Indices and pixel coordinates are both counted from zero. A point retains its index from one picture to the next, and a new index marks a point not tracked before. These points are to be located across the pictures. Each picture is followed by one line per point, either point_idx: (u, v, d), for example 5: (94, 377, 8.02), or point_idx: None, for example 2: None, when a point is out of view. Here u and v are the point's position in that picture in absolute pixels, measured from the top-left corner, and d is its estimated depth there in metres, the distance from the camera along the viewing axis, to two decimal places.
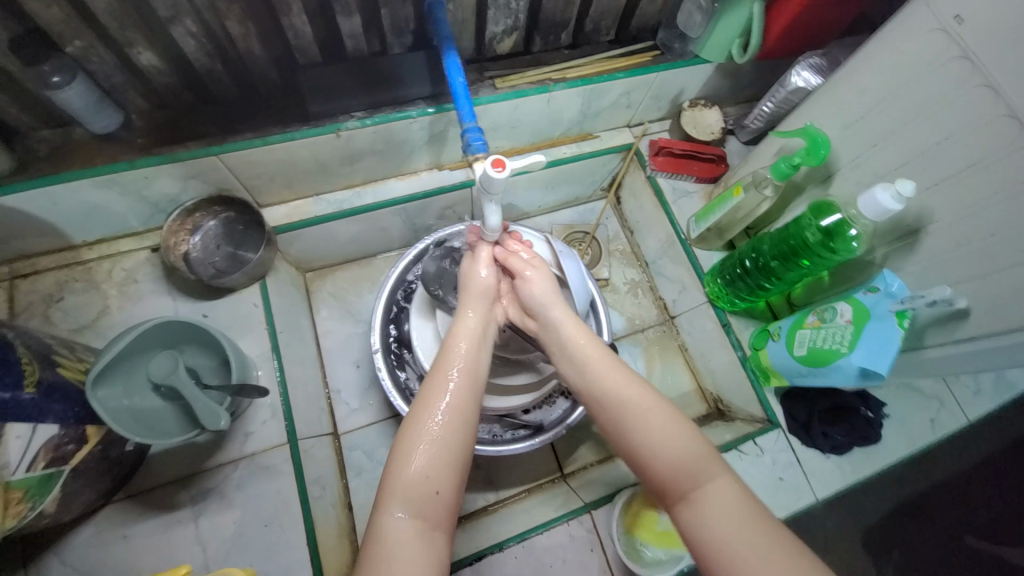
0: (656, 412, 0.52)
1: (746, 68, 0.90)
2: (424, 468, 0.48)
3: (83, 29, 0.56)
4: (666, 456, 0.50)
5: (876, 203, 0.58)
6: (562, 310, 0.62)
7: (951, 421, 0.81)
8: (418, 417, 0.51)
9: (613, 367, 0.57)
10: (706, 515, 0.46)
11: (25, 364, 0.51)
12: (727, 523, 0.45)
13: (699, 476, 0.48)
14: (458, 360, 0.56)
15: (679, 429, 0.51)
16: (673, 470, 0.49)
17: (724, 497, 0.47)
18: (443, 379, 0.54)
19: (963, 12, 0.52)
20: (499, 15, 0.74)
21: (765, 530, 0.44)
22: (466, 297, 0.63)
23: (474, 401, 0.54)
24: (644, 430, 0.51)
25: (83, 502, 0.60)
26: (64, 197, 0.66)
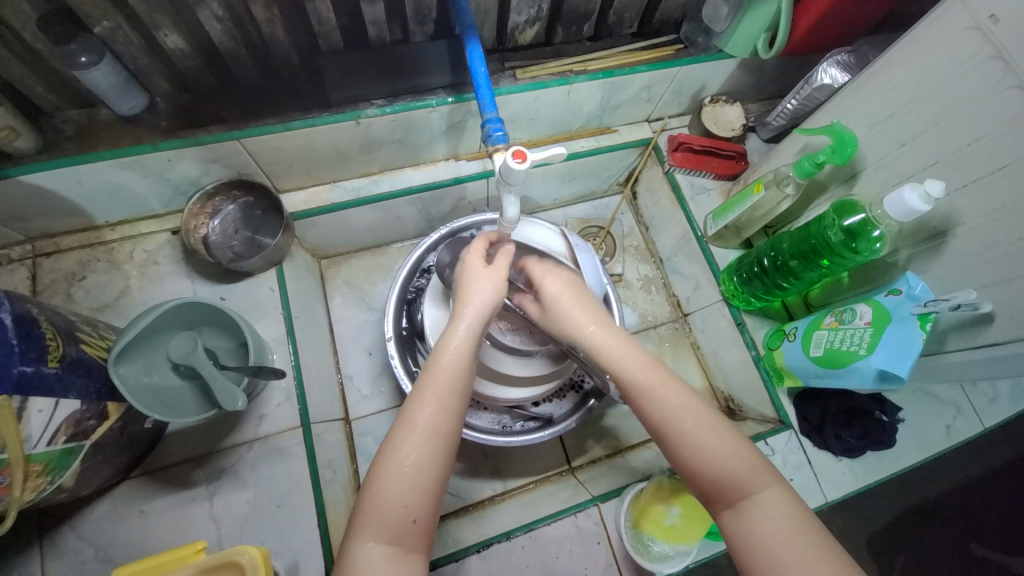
0: (696, 430, 0.51)
1: (770, 64, 0.88)
2: (400, 497, 0.47)
3: (111, 9, 0.57)
4: (711, 467, 0.50)
5: (903, 203, 0.57)
6: (594, 318, 0.60)
7: (968, 428, 0.79)
8: (394, 440, 0.50)
9: (650, 375, 0.54)
10: (753, 525, 0.47)
11: (49, 338, 0.51)
12: (774, 535, 0.46)
13: (744, 487, 0.48)
14: (439, 377, 0.52)
15: (725, 438, 0.51)
16: (716, 481, 0.49)
17: (770, 511, 0.47)
18: (426, 399, 0.51)
19: (998, 11, 0.51)
20: (522, 5, 0.73)
21: (807, 544, 0.45)
22: (462, 302, 0.58)
23: (451, 425, 0.51)
24: (687, 441, 0.51)
25: (102, 476, 0.61)
26: (88, 177, 0.67)
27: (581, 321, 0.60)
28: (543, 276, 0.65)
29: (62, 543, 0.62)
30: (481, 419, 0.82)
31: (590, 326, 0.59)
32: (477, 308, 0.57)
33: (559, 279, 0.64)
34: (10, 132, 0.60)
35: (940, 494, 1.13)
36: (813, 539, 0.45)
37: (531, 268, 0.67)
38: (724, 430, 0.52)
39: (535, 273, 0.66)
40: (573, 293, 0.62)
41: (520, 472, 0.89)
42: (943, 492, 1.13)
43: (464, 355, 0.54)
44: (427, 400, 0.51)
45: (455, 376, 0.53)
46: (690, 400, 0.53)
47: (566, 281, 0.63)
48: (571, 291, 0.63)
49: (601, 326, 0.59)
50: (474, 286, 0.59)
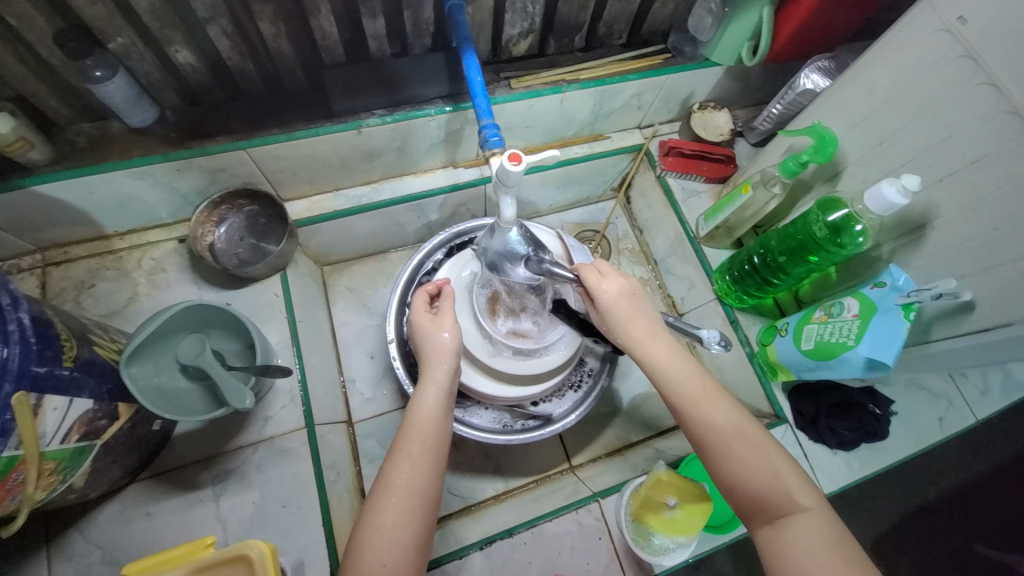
0: (739, 445, 0.54)
1: (755, 71, 0.92)
2: (382, 555, 0.50)
3: (125, 26, 0.60)
4: (753, 485, 0.53)
5: (882, 197, 0.60)
6: (647, 330, 0.60)
7: (960, 420, 0.81)
8: (376, 501, 0.53)
9: (700, 394, 0.57)
10: (793, 538, 0.51)
11: (64, 339, 0.52)
12: (811, 548, 0.49)
13: (785, 504, 0.52)
14: (416, 437, 0.57)
15: (771, 458, 0.54)
16: (759, 498, 0.53)
17: (806, 526, 0.51)
18: (402, 460, 0.55)
19: (966, 13, 0.54)
20: (516, 18, 0.77)
21: (838, 556, 0.48)
22: (432, 361, 0.62)
23: (428, 479, 0.55)
24: (734, 459, 0.54)
25: (111, 477, 0.62)
26: (100, 186, 0.69)
27: (636, 334, 0.60)
28: (599, 281, 0.62)
29: (70, 546, 0.63)
30: (483, 418, 0.83)
31: (643, 340, 0.60)
32: (447, 369, 0.62)
33: (617, 284, 0.62)
34: (25, 144, 0.62)
35: (939, 490, 1.14)
36: (843, 553, 0.49)
37: (584, 271, 0.63)
38: (765, 446, 0.55)
39: (590, 278, 0.62)
40: (630, 303, 0.61)
41: (522, 472, 0.90)
42: (941, 488, 1.14)
43: (437, 414, 0.59)
44: (404, 459, 0.55)
45: (429, 432, 0.57)
46: (737, 416, 0.56)
47: (625, 290, 0.62)
48: (630, 302, 0.61)
49: (655, 340, 0.60)
50: (440, 337, 0.63)
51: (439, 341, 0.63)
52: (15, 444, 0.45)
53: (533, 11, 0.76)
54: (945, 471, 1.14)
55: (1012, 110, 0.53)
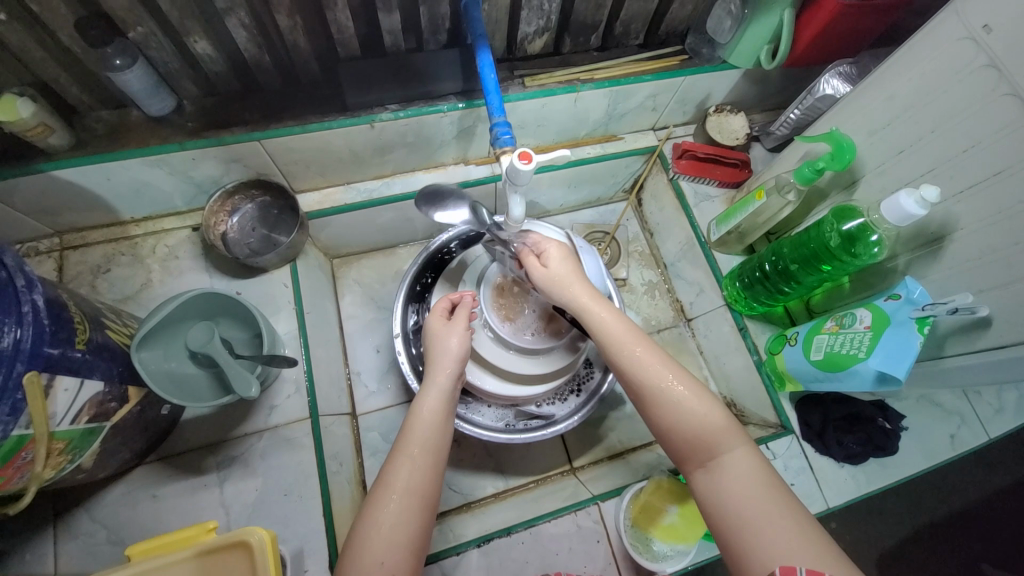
0: (667, 390, 0.55)
1: (773, 75, 0.91)
2: (380, 553, 0.49)
3: (145, 15, 0.60)
4: (686, 427, 0.53)
5: (899, 208, 0.58)
6: (586, 288, 0.63)
7: (972, 438, 0.79)
8: (375, 502, 0.53)
9: (634, 342, 0.58)
10: (725, 481, 0.50)
11: (76, 322, 0.53)
12: (744, 490, 0.48)
13: (716, 447, 0.52)
14: (418, 432, 0.57)
15: (702, 404, 0.54)
16: (692, 442, 0.52)
17: (739, 467, 0.50)
18: (400, 459, 0.55)
19: (992, 21, 0.53)
20: (532, 16, 0.76)
21: (775, 500, 0.47)
22: (436, 362, 0.64)
23: (429, 481, 0.55)
24: (668, 403, 0.54)
25: (119, 459, 0.64)
26: (117, 173, 0.70)
27: (577, 290, 0.63)
28: (547, 243, 0.68)
29: (77, 525, 0.64)
30: (485, 415, 0.83)
31: (584, 296, 0.62)
32: (448, 369, 0.63)
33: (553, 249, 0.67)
34: (46, 129, 0.64)
35: (949, 508, 1.11)
36: (775, 494, 0.48)
37: (532, 238, 0.69)
38: (700, 392, 0.55)
39: (539, 241, 0.69)
40: (571, 266, 0.65)
41: (522, 471, 0.90)
42: (950, 507, 1.11)
43: (437, 414, 0.59)
44: (405, 459, 0.55)
45: (429, 432, 0.57)
46: (677, 370, 0.56)
47: (565, 254, 0.66)
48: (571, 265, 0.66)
49: (594, 295, 0.63)
50: (448, 338, 0.65)
51: (446, 345, 0.64)
52: (26, 422, 0.46)
53: (549, 9, 0.76)
54: (958, 489, 1.12)
55: None
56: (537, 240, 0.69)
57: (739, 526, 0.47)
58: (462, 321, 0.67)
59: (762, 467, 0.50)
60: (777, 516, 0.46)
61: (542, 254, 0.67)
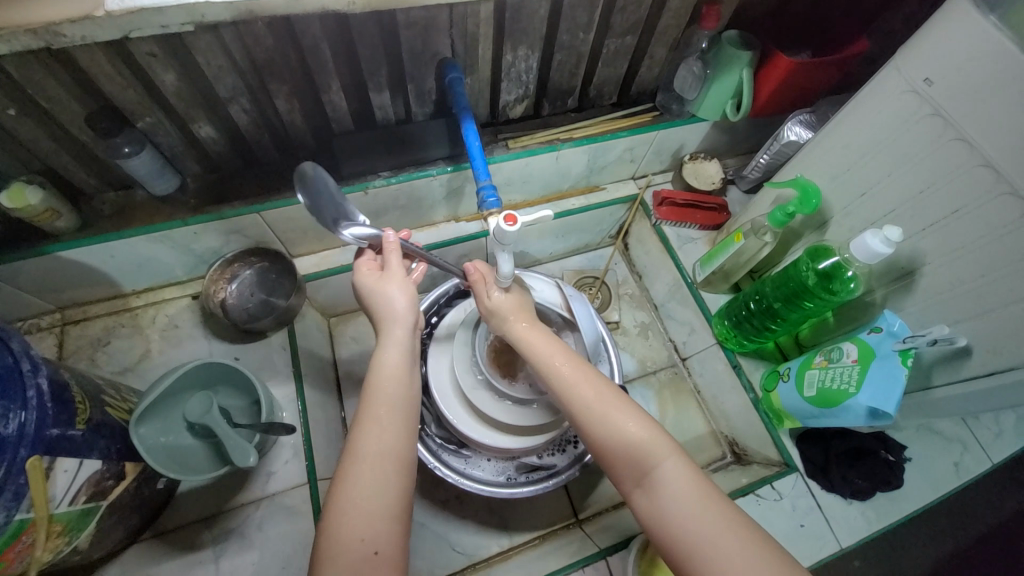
0: (603, 411, 0.56)
1: (740, 124, 0.97)
2: (358, 531, 0.48)
3: (153, 107, 0.65)
4: (622, 445, 0.54)
5: (867, 247, 0.61)
6: (528, 323, 0.66)
7: (975, 464, 0.78)
8: (344, 474, 0.51)
9: (566, 364, 0.60)
10: (662, 496, 0.50)
11: (78, 402, 0.54)
12: (681, 502, 0.50)
13: (649, 460, 0.52)
14: (378, 398, 0.56)
15: (637, 420, 0.55)
16: (627, 460, 0.53)
17: (674, 479, 0.51)
18: (366, 428, 0.54)
19: (931, 75, 0.57)
20: (511, 86, 0.83)
21: (711, 510, 0.49)
22: (387, 317, 0.61)
23: (403, 443, 0.54)
24: (599, 421, 0.55)
25: (114, 539, 0.63)
26: (121, 250, 0.73)
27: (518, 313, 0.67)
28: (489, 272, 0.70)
29: None
30: (485, 470, 0.82)
31: (517, 319, 0.66)
32: (403, 323, 0.61)
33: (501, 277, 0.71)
34: (54, 214, 0.67)
35: (970, 538, 1.08)
36: (712, 504, 0.49)
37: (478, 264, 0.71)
38: (624, 402, 0.57)
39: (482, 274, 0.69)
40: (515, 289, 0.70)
41: (526, 526, 0.89)
42: (971, 538, 1.08)
43: (397, 377, 0.58)
44: (368, 426, 0.54)
45: (392, 395, 0.56)
46: (599, 387, 0.58)
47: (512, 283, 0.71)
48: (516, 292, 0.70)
49: (527, 321, 0.66)
50: (389, 295, 0.61)
51: (394, 307, 0.61)
52: (27, 507, 0.46)
53: (526, 79, 0.82)
54: (976, 519, 1.09)
55: (985, 163, 0.55)
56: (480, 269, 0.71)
57: (684, 542, 0.48)
58: (399, 269, 0.63)
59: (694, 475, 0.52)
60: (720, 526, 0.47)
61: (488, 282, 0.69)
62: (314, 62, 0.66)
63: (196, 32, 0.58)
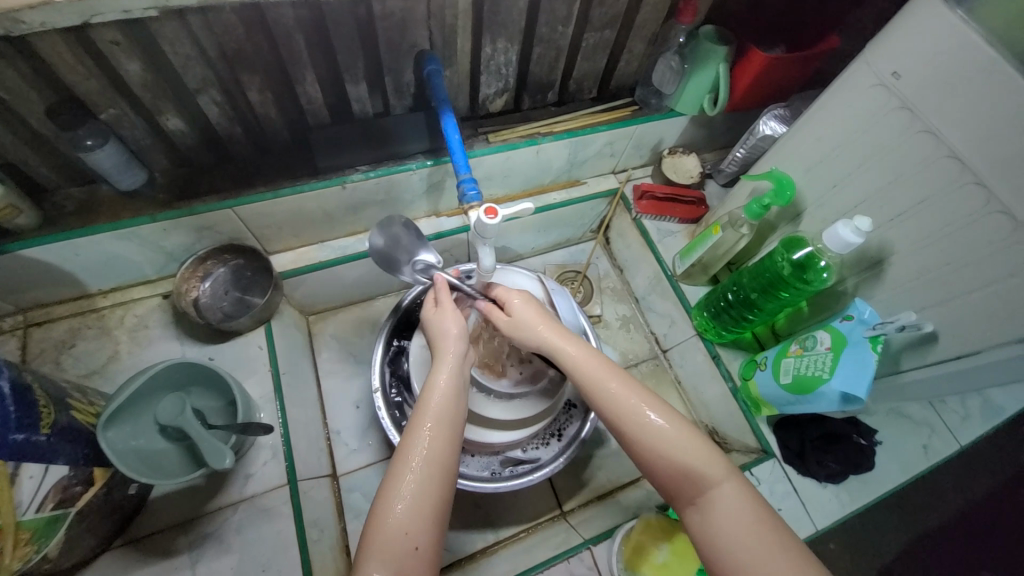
0: (654, 429, 0.54)
1: (718, 119, 0.99)
2: (404, 525, 0.49)
3: (118, 98, 0.63)
4: (676, 463, 0.53)
5: (839, 237, 0.63)
6: (561, 336, 0.63)
7: (944, 447, 0.82)
8: (395, 472, 0.52)
9: (615, 381, 0.58)
10: (715, 517, 0.50)
11: (42, 404, 0.51)
12: (737, 523, 0.49)
13: (701, 479, 0.52)
14: (432, 404, 0.56)
15: (692, 440, 0.54)
16: (678, 479, 0.53)
17: (729, 500, 0.50)
18: (419, 430, 0.54)
19: (899, 69, 0.59)
20: (491, 79, 0.82)
21: (765, 531, 0.48)
22: (441, 344, 0.62)
23: (453, 445, 0.54)
24: (650, 440, 0.54)
25: (83, 548, 0.60)
26: (85, 248, 0.70)
27: (545, 332, 0.64)
28: (509, 294, 0.69)
29: None
30: (469, 466, 0.81)
31: (553, 334, 0.63)
32: (454, 352, 0.61)
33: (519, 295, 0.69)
34: (12, 210, 0.64)
35: (939, 519, 1.13)
36: (766, 528, 0.48)
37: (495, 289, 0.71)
38: (676, 420, 0.55)
39: (500, 293, 0.70)
40: (538, 308, 0.67)
41: (512, 520, 0.89)
42: (941, 518, 1.13)
43: (450, 390, 0.57)
44: (421, 428, 0.54)
45: (446, 402, 0.56)
46: (654, 406, 0.56)
47: (528, 301, 0.68)
48: (534, 307, 0.67)
49: (563, 335, 0.64)
50: (447, 323, 0.63)
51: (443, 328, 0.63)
52: None
53: (506, 72, 0.82)
54: (944, 500, 1.14)
55: (950, 154, 0.57)
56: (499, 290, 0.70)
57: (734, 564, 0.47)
58: (449, 301, 0.66)
59: (747, 494, 0.51)
60: (771, 548, 0.46)
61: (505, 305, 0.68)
62: (288, 53, 0.64)
63: (162, 19, 0.55)
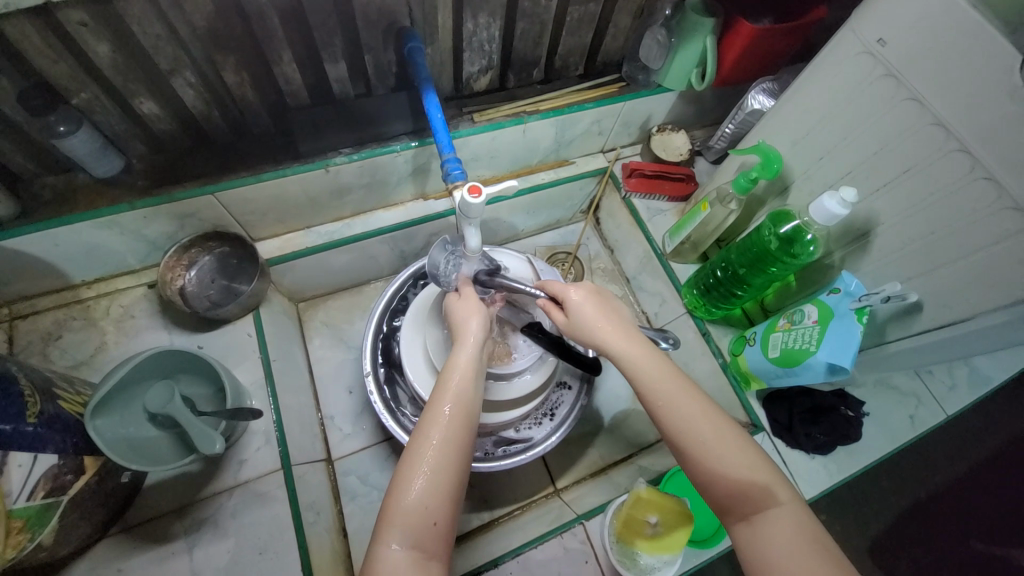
0: (709, 441, 0.52)
1: (706, 94, 0.97)
2: (422, 499, 0.49)
3: (88, 82, 0.61)
4: (732, 477, 0.51)
5: (825, 209, 0.63)
6: (616, 331, 0.60)
7: (930, 416, 0.83)
8: (414, 447, 0.51)
9: (679, 391, 0.55)
10: (768, 533, 0.48)
11: (27, 395, 0.52)
12: (790, 547, 0.47)
13: (758, 498, 0.50)
14: (454, 389, 0.55)
15: (747, 453, 0.52)
16: (734, 494, 0.50)
17: (786, 523, 0.48)
18: (441, 410, 0.53)
19: (885, 36, 0.58)
20: (474, 57, 0.80)
21: (821, 557, 0.46)
22: (461, 331, 0.62)
23: (472, 428, 0.54)
24: (707, 450, 0.52)
25: (79, 536, 0.60)
26: (65, 238, 0.69)
27: (606, 333, 0.60)
28: (565, 290, 0.64)
29: None
30: None
31: (615, 338, 0.59)
32: (474, 337, 0.61)
33: (583, 290, 0.64)
34: None
35: (928, 488, 1.15)
36: (820, 550, 0.46)
37: (549, 285, 0.65)
38: (740, 437, 0.53)
39: (556, 289, 0.65)
40: (598, 306, 0.62)
41: (507, 499, 0.90)
42: (930, 488, 1.15)
43: (469, 373, 0.57)
44: (442, 410, 0.53)
45: (467, 388, 0.56)
46: (719, 422, 0.53)
47: (587, 297, 0.63)
48: (595, 304, 0.63)
49: (628, 337, 0.59)
50: (469, 311, 0.64)
51: (467, 319, 0.63)
52: None
53: (489, 49, 0.80)
54: (932, 469, 1.16)
55: (935, 121, 0.56)
56: (553, 285, 0.65)
57: None
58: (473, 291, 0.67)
59: (804, 515, 0.49)
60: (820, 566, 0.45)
61: (563, 302, 0.64)
62: (262, 32, 0.62)
63: None
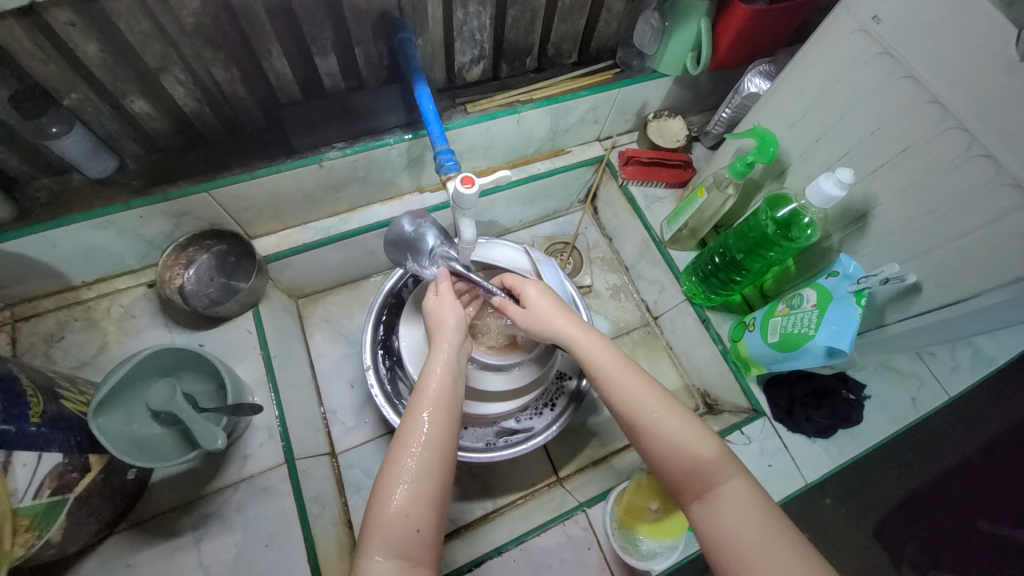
0: (666, 429, 0.54)
1: (702, 78, 0.96)
2: (405, 508, 0.49)
3: (78, 82, 0.60)
4: (687, 461, 0.52)
5: (822, 191, 0.62)
6: (572, 322, 0.63)
7: (932, 398, 0.83)
8: (394, 456, 0.52)
9: (639, 381, 0.57)
10: (725, 515, 0.49)
11: (29, 395, 0.53)
12: (746, 529, 0.48)
13: (711, 478, 0.51)
14: (431, 392, 0.56)
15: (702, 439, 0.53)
16: (689, 478, 0.52)
17: (741, 504, 0.49)
18: (418, 417, 0.54)
19: (880, 13, 0.57)
20: (465, 47, 0.79)
21: (778, 533, 0.47)
22: (438, 332, 0.62)
23: (450, 432, 0.55)
24: (663, 438, 0.54)
25: (87, 532, 0.61)
26: (63, 239, 0.69)
27: (561, 325, 0.62)
28: (523, 283, 0.66)
29: None
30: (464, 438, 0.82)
31: (574, 330, 0.62)
32: (451, 337, 0.62)
33: (539, 287, 0.66)
34: None
35: (933, 469, 1.15)
36: (778, 528, 0.47)
37: (508, 278, 0.68)
38: (692, 423, 0.54)
39: (514, 282, 0.67)
40: (552, 301, 0.65)
41: (510, 488, 0.91)
42: (935, 469, 1.15)
43: (446, 375, 0.58)
44: (420, 416, 0.54)
45: (445, 392, 0.57)
46: (676, 411, 0.55)
47: (542, 291, 0.65)
48: (551, 299, 0.65)
49: (586, 331, 0.62)
50: (444, 313, 0.64)
51: (442, 318, 0.63)
52: None
53: (481, 38, 0.79)
54: (937, 451, 1.16)
55: (931, 99, 0.56)
56: (512, 279, 0.68)
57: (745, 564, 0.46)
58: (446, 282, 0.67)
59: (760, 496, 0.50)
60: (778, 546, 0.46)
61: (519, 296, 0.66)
62: (250, 27, 0.62)
63: None
